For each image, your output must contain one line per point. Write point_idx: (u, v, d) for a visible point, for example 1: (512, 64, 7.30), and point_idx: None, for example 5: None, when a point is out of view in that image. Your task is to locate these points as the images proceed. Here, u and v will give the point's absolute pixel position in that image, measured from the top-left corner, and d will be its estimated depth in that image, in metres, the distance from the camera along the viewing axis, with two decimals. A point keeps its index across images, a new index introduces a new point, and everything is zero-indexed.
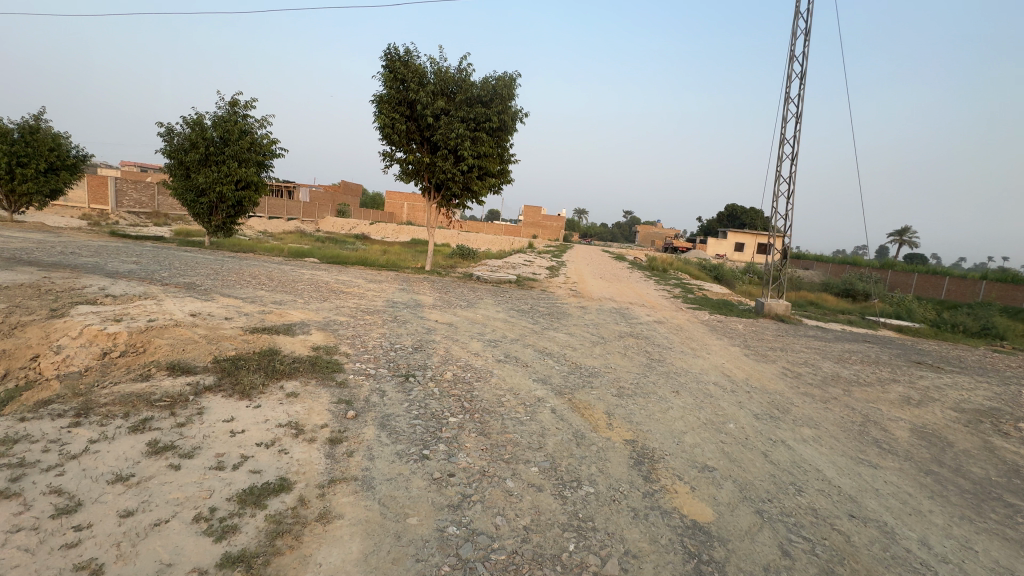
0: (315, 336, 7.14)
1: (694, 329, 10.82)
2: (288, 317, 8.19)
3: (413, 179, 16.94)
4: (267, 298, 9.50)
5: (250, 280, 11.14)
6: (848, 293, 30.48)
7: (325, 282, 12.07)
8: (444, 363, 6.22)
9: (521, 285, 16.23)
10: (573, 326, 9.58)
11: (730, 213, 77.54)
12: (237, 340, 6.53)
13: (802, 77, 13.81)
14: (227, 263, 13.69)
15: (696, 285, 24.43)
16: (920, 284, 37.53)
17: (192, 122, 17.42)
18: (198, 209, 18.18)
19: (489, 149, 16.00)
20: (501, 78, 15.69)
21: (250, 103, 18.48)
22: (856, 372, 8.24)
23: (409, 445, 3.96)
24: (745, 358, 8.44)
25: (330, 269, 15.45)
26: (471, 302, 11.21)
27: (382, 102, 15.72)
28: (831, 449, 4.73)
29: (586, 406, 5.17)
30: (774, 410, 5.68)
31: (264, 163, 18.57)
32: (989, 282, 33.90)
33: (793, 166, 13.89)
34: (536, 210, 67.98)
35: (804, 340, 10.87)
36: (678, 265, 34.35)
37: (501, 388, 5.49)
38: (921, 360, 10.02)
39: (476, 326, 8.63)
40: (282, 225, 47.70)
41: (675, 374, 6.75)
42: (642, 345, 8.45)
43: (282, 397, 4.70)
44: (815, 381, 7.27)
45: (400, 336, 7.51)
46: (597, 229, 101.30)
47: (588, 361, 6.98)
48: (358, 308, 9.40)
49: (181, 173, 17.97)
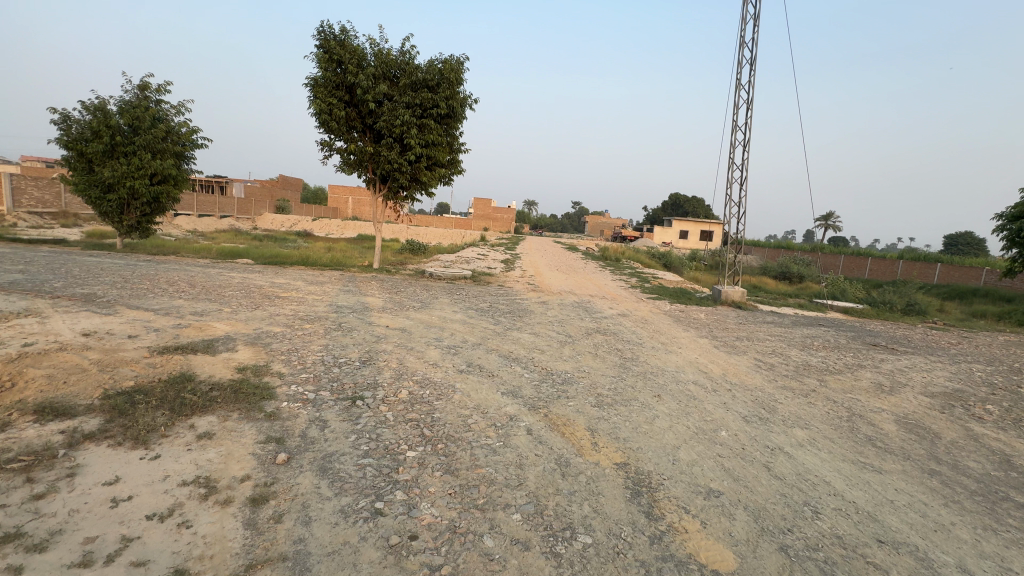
0: (243, 353, 6.08)
1: (659, 321, 10.49)
2: (210, 331, 6.99)
3: (356, 170, 15.68)
4: (186, 309, 8.17)
5: (168, 288, 9.71)
6: (786, 275, 31.98)
7: (258, 286, 10.74)
8: (398, 379, 5.38)
9: (477, 280, 15.47)
10: (537, 324, 8.95)
11: (674, 203, 79.98)
12: (140, 365, 5.35)
13: (751, 63, 13.81)
14: (140, 268, 11.95)
15: (650, 274, 24.53)
16: (847, 265, 39.98)
17: (93, 107, 15.22)
18: (105, 207, 15.90)
19: (438, 137, 15.02)
20: (448, 61, 14.72)
21: (163, 86, 16.51)
22: (824, 359, 8.13)
23: (357, 497, 3.14)
24: (717, 350, 8.15)
25: (266, 270, 13.99)
26: (425, 302, 10.30)
27: (317, 85, 14.31)
28: (831, 454, 4.35)
29: (566, 423, 4.52)
30: (761, 410, 5.27)
31: (183, 153, 16.74)
32: (905, 261, 36.59)
33: (745, 152, 13.94)
34: (486, 202, 67.42)
35: (766, 327, 10.82)
36: (630, 254, 34.78)
37: (467, 407, 4.73)
38: (876, 342, 10.19)
39: (433, 330, 7.77)
40: (214, 224, 44.14)
41: (652, 375, 6.24)
42: (612, 342, 7.94)
43: (191, 442, 3.72)
44: (790, 373, 7.02)
45: (346, 347, 6.56)
46: (547, 221, 101.89)
47: (560, 366, 6.35)
48: (297, 315, 8.28)
49: (82, 165, 15.66)
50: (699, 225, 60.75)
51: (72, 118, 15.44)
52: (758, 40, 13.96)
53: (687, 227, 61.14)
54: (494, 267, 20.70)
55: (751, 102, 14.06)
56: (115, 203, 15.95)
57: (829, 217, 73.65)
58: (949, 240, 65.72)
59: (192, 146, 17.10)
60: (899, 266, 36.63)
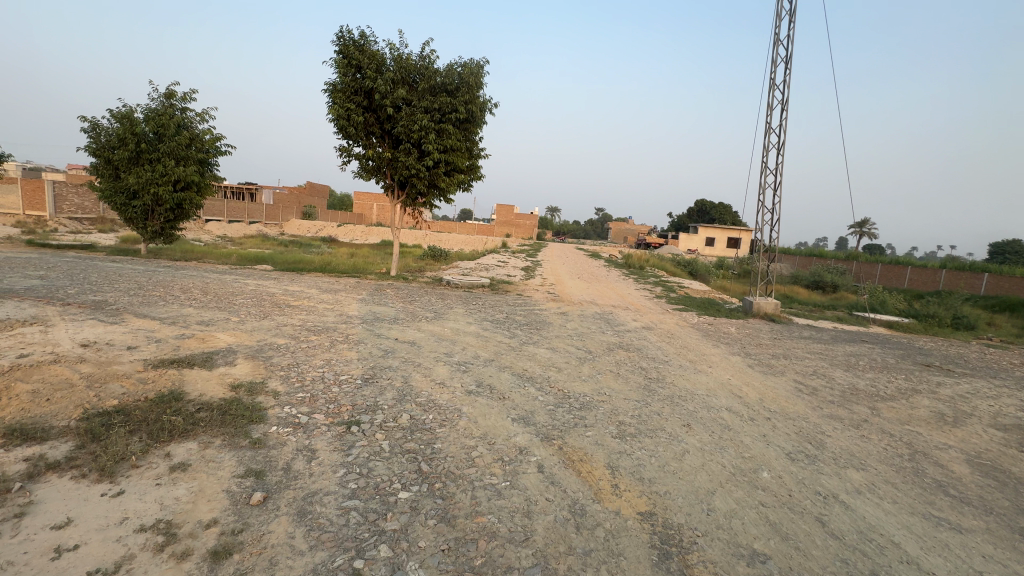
0: (241, 368, 5.75)
1: (686, 335, 9.82)
2: (213, 343, 6.71)
3: (374, 176, 15.50)
4: (194, 318, 7.96)
5: (181, 295, 9.58)
6: (819, 285, 30.58)
7: (271, 294, 10.54)
8: (400, 401, 4.95)
9: (496, 289, 15.05)
10: (555, 338, 8.43)
11: (700, 209, 78.18)
12: (130, 379, 5.06)
13: (787, 62, 13.07)
14: (157, 274, 11.92)
15: (675, 282, 23.70)
16: (885, 273, 37.97)
17: (120, 115, 15.48)
18: (130, 213, 16.13)
19: (457, 142, 14.72)
20: (468, 65, 14.42)
21: (188, 94, 16.73)
22: (873, 382, 7.35)
23: (335, 553, 2.69)
24: (751, 370, 7.46)
25: (283, 277, 13.85)
26: (439, 312, 9.91)
27: (336, 91, 14.20)
28: (895, 504, 3.69)
29: (582, 458, 3.99)
30: (808, 446, 4.63)
31: (206, 160, 16.90)
32: (948, 271, 34.47)
33: (780, 155, 13.16)
34: (509, 209, 66.21)
35: (804, 343, 10.02)
36: (654, 261, 33.86)
37: (473, 437, 4.24)
38: (929, 362, 9.28)
39: (444, 344, 7.34)
40: (243, 229, 45.04)
41: (680, 400, 5.63)
42: (636, 360, 7.34)
43: (162, 474, 3.35)
44: (836, 399, 6.30)
45: (350, 362, 6.18)
46: (570, 228, 101.20)
47: (579, 387, 5.80)
48: (304, 326, 7.98)
49: (109, 172, 15.95)
50: (726, 232, 59.18)
51: (101, 126, 15.75)
52: (794, 37, 13.22)
53: (713, 234, 59.61)
54: (514, 274, 20.27)
55: (786, 102, 13.30)
56: (139, 209, 16.18)
57: (864, 223, 70.88)
58: (995, 249, 62.29)
59: (215, 153, 17.26)
60: (941, 275, 34.50)
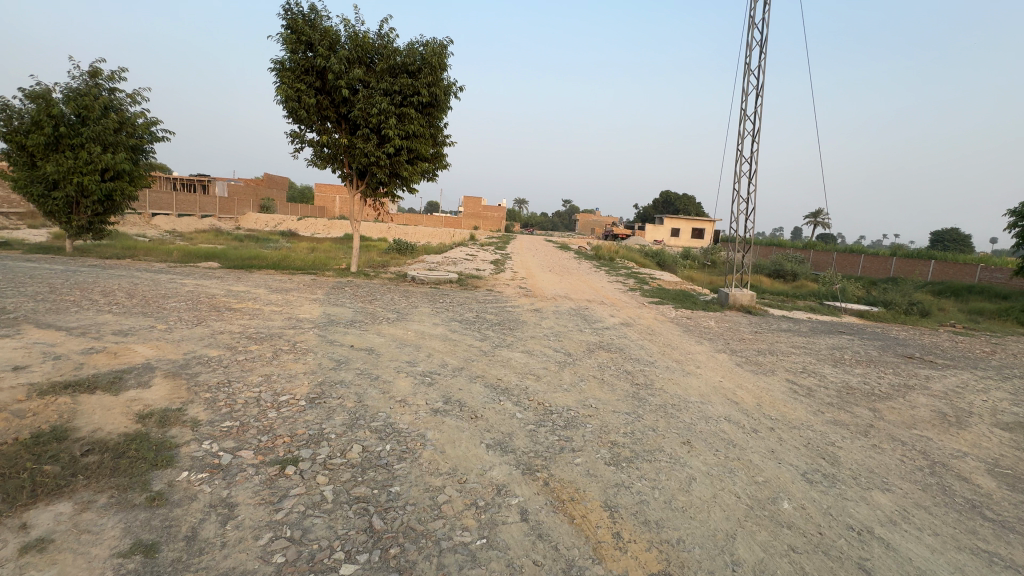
0: (157, 391, 4.74)
1: (667, 331, 9.29)
2: (127, 358, 5.63)
3: (330, 165, 14.32)
4: (110, 328, 6.77)
5: (103, 300, 8.31)
6: (780, 274, 31.14)
7: (210, 296, 9.35)
8: (350, 428, 4.10)
9: (464, 285, 14.22)
10: (530, 339, 7.72)
11: (665, 200, 79.10)
12: (3, 412, 4.01)
13: (762, 46, 12.71)
14: (78, 275, 10.46)
15: (647, 274, 23.43)
16: (840, 262, 39.17)
17: (33, 94, 13.64)
18: (50, 206, 14.37)
19: (419, 128, 13.70)
20: (431, 44, 13.40)
21: (117, 73, 15.00)
22: (865, 378, 6.98)
23: None
24: (740, 369, 6.97)
25: (228, 275, 12.53)
26: (402, 313, 8.99)
27: (284, 70, 12.91)
28: (938, 538, 3.16)
29: (574, 496, 3.28)
30: (824, 463, 4.08)
31: (139, 147, 15.24)
32: (899, 258, 35.81)
33: (755, 142, 12.84)
34: (477, 201, 66.55)
35: (785, 336, 9.66)
36: (623, 253, 33.69)
37: (439, 474, 3.46)
38: (911, 353, 9.06)
39: (406, 351, 6.47)
40: (193, 222, 42.20)
41: (675, 410, 5.01)
42: (620, 363, 6.70)
43: (7, 562, 2.43)
44: (834, 401, 5.83)
45: (294, 378, 5.25)
46: (538, 220, 101.16)
47: (561, 400, 5.09)
48: (245, 333, 6.94)
49: (23, 160, 14.12)
50: (691, 222, 60.03)
51: (11, 107, 13.86)
52: (769, 22, 12.89)
53: (680, 225, 60.35)
54: (483, 268, 19.44)
55: (761, 88, 12.97)
56: (61, 202, 14.43)
57: (818, 213, 73.55)
58: (936, 237, 65.71)
59: (150, 139, 15.60)
60: (892, 263, 35.81)
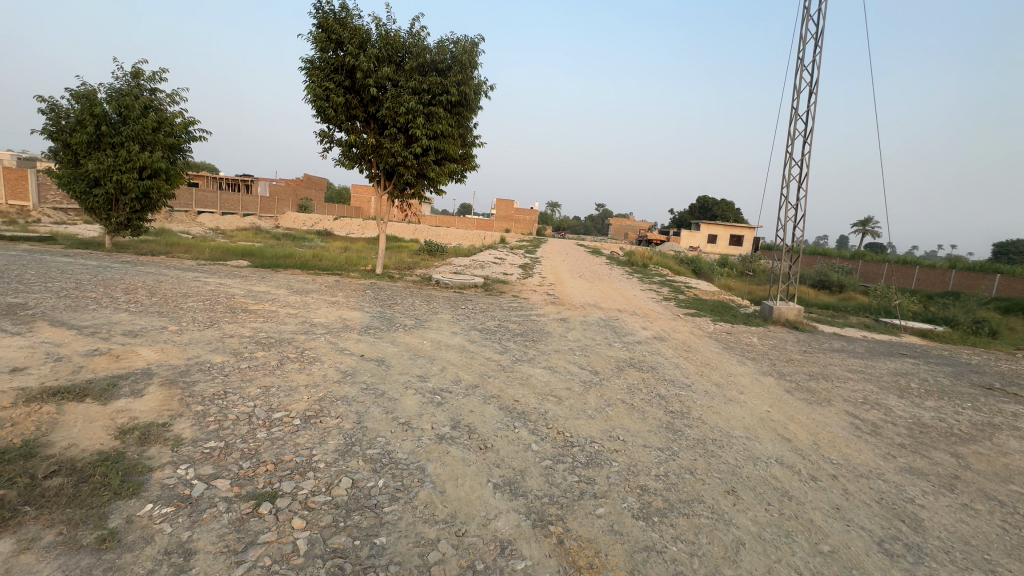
0: (147, 402, 4.42)
1: (705, 348, 8.49)
2: (128, 362, 5.37)
3: (358, 165, 14.16)
4: (121, 328, 6.60)
5: (125, 297, 8.25)
6: (825, 284, 29.38)
7: (230, 296, 9.18)
8: (343, 456, 3.64)
9: (490, 289, 13.78)
10: (554, 353, 7.14)
11: (702, 205, 76.71)
12: None
13: (817, 40, 11.74)
14: (108, 271, 10.55)
15: (681, 282, 22.42)
16: (891, 273, 36.67)
17: (79, 94, 14.06)
18: (91, 202, 14.80)
19: (447, 128, 13.37)
20: (462, 42, 13.04)
21: (158, 74, 15.35)
22: (939, 413, 6.06)
23: None
24: (791, 396, 6.18)
25: (253, 274, 12.48)
26: (421, 320, 8.59)
27: (314, 69, 12.83)
28: None
29: (593, 564, 2.69)
30: (905, 530, 3.32)
31: (176, 146, 15.53)
32: (958, 271, 33.17)
33: (807, 143, 11.86)
34: (510, 204, 66.21)
35: (838, 358, 8.72)
36: (658, 258, 32.59)
37: (434, 522, 2.95)
38: (989, 383, 7.97)
39: (418, 364, 6.02)
40: (235, 220, 43.60)
41: (716, 448, 4.34)
42: (652, 385, 6.02)
43: None
44: (906, 442, 5.00)
45: (293, 392, 4.85)
46: (571, 224, 100.23)
47: (584, 429, 4.49)
48: (254, 338, 6.64)
49: (68, 158, 14.60)
50: (729, 228, 57.97)
51: (58, 106, 14.33)
52: (826, 13, 11.88)
53: (717, 231, 58.39)
54: (510, 273, 18.97)
55: (816, 84, 11.97)
56: (101, 199, 14.84)
57: (867, 221, 69.83)
58: (998, 249, 61.15)
59: (187, 138, 15.89)
60: (951, 276, 33.20)
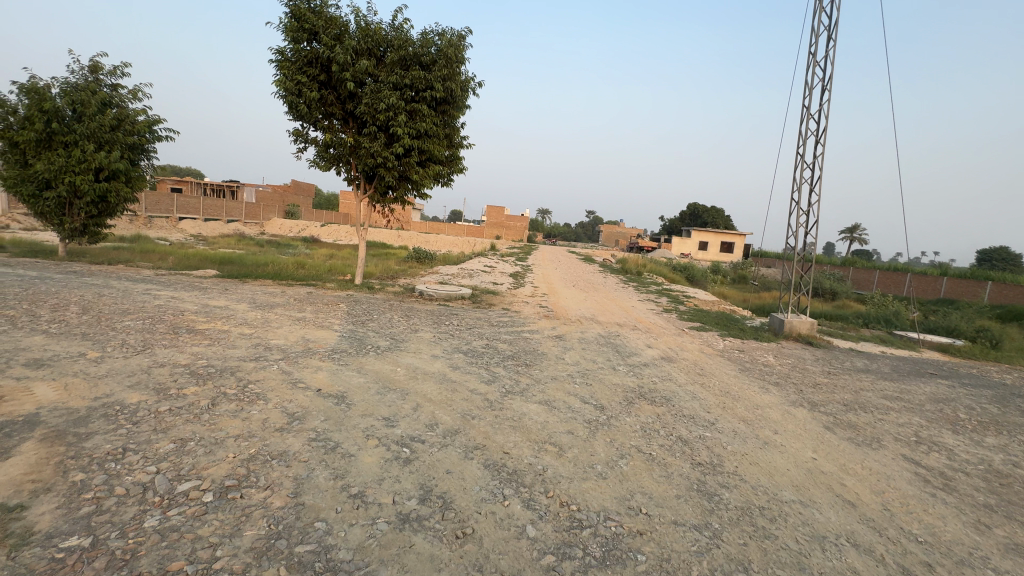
0: (6, 469, 3.26)
1: (721, 371, 7.47)
2: (12, 406, 4.19)
3: (335, 167, 13.10)
4: (25, 356, 5.39)
5: (49, 316, 7.01)
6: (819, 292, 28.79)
7: (179, 313, 7.99)
8: (260, 561, 2.55)
9: (478, 301, 12.73)
10: (550, 382, 6.07)
11: (693, 213, 76.44)
12: None
13: (832, 34, 10.86)
14: (44, 283, 9.27)
15: (678, 291, 21.55)
16: (883, 280, 36.17)
17: (27, 89, 12.83)
18: (41, 206, 13.53)
19: (432, 127, 12.35)
20: (448, 35, 12.04)
21: (120, 68, 14.20)
22: (1010, 456, 5.08)
23: None
24: (834, 435, 5.19)
25: (217, 285, 11.31)
26: (397, 340, 7.47)
27: (285, 61, 11.76)
28: None
29: None
30: None
31: (137, 146, 14.32)
32: (950, 279, 32.62)
33: (820, 143, 10.91)
34: (500, 210, 64.89)
35: (868, 381, 7.75)
36: (653, 266, 31.80)
37: None
38: None
39: (387, 402, 4.90)
40: (218, 226, 42.13)
41: (770, 524, 3.30)
42: (670, 424, 4.97)
43: None
44: (991, 502, 4.00)
45: (218, 447, 3.72)
46: (563, 231, 99.74)
47: (595, 498, 3.43)
48: (190, 367, 5.49)
49: (16, 158, 13.35)
50: (721, 236, 57.42)
51: (5, 102, 13.10)
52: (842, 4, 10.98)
53: (708, 238, 57.87)
54: (501, 283, 17.89)
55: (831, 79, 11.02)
56: (52, 203, 13.57)
57: (855, 228, 70.12)
58: (983, 256, 61.52)
59: (151, 138, 14.70)
60: (942, 284, 32.67)
